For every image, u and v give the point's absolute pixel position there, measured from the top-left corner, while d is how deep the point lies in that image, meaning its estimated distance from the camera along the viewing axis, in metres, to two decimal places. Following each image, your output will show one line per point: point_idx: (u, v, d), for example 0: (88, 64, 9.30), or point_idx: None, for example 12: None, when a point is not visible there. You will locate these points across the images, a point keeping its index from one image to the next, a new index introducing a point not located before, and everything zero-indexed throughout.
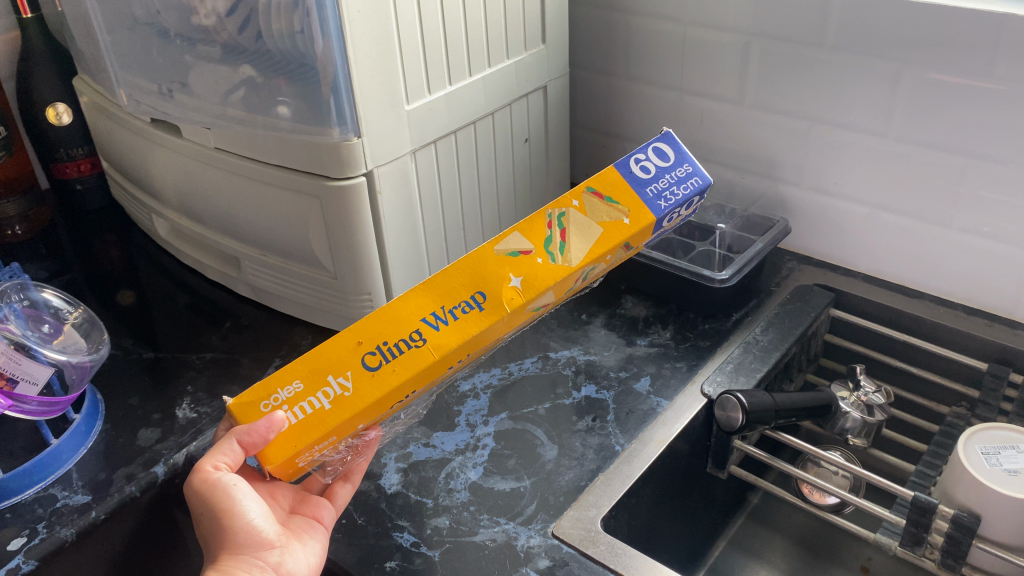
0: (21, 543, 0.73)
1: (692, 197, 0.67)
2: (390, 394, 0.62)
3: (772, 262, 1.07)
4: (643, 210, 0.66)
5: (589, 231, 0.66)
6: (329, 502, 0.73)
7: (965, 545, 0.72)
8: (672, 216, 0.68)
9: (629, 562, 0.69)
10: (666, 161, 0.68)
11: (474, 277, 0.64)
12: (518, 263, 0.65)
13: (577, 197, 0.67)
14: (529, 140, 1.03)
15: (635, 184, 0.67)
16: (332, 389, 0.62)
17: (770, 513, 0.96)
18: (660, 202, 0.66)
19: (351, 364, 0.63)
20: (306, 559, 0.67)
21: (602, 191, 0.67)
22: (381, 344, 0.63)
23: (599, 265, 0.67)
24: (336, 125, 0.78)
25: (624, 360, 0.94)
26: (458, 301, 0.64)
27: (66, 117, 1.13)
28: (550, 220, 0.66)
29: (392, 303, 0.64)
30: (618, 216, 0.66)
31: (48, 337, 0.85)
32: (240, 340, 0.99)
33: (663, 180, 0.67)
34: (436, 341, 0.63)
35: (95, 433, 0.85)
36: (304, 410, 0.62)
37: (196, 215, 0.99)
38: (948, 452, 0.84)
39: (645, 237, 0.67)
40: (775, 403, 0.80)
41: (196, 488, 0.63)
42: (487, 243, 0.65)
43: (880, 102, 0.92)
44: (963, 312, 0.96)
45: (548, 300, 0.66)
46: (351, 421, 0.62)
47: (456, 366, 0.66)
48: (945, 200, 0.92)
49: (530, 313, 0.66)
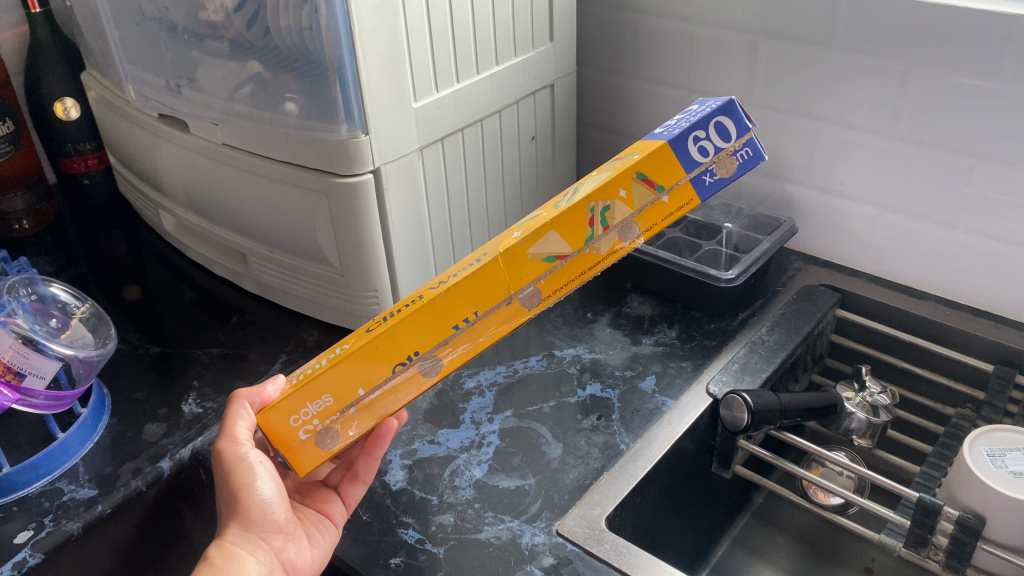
0: (27, 536, 0.73)
1: (710, 115, 0.64)
2: (382, 345, 0.62)
3: (778, 262, 1.07)
4: (653, 142, 0.64)
5: (597, 176, 0.65)
6: (338, 498, 0.73)
7: (971, 547, 0.72)
8: (699, 142, 0.64)
9: (633, 561, 0.69)
10: (692, 109, 0.68)
11: (484, 246, 0.65)
12: (526, 221, 0.65)
13: (596, 165, 0.67)
14: (536, 137, 1.03)
15: (650, 132, 0.67)
16: (331, 351, 0.64)
17: (773, 512, 0.96)
18: (675, 130, 0.64)
19: (353, 331, 0.64)
20: (308, 553, 0.68)
21: (621, 150, 0.67)
22: (384, 312, 0.65)
23: (614, 205, 0.64)
24: (343, 121, 0.78)
25: (629, 359, 0.94)
26: (462, 263, 0.64)
27: (74, 112, 1.14)
28: (567, 188, 0.67)
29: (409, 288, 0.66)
30: (626, 157, 0.65)
31: (55, 332, 0.85)
32: (246, 336, 0.99)
33: (685, 118, 0.66)
34: (432, 290, 0.63)
35: (102, 427, 0.85)
36: (304, 371, 0.64)
37: (203, 210, 0.99)
38: (953, 454, 0.84)
39: (670, 171, 0.64)
40: (780, 403, 0.80)
41: (224, 456, 0.64)
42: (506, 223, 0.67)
43: (886, 103, 0.92)
44: (970, 313, 0.96)
45: (561, 250, 0.63)
46: (342, 377, 0.62)
47: (465, 327, 0.63)
48: (952, 201, 0.92)
49: (539, 264, 0.63)
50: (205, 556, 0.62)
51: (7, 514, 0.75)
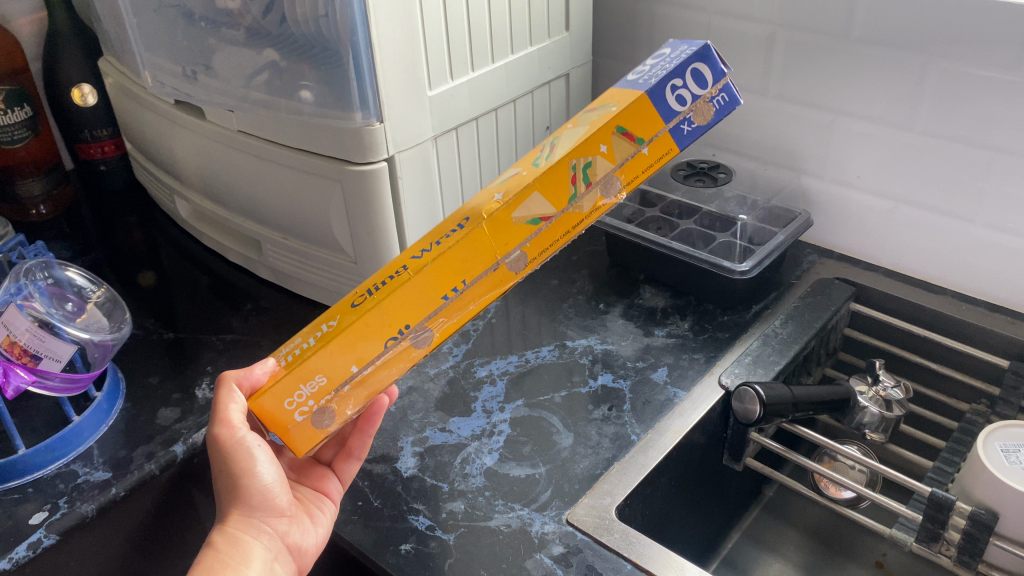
0: (42, 517, 0.74)
1: (687, 62, 0.61)
2: (372, 321, 0.62)
3: (793, 255, 1.07)
4: (630, 93, 0.62)
5: (575, 132, 0.63)
6: (334, 475, 0.74)
7: (982, 543, 0.72)
8: (677, 91, 0.62)
9: (643, 551, 0.69)
10: (666, 55, 0.65)
11: (463, 210, 0.64)
12: (504, 183, 0.63)
13: (572, 118, 0.65)
14: (551, 127, 1.03)
15: (625, 81, 0.64)
16: (321, 329, 0.64)
17: (784, 506, 0.96)
18: (652, 80, 0.61)
19: (340, 308, 0.65)
20: (313, 533, 0.69)
21: (595, 103, 0.64)
22: (370, 285, 0.64)
23: (595, 161, 0.62)
24: (358, 110, 0.78)
25: (641, 350, 0.93)
26: (445, 230, 0.63)
27: (91, 98, 1.14)
28: (542, 145, 0.65)
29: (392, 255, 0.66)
30: (605, 109, 0.62)
31: (71, 315, 0.85)
32: (260, 322, 0.99)
33: (660, 65, 0.63)
34: (418, 261, 0.62)
35: (116, 411, 0.86)
36: (297, 353, 0.64)
37: (217, 196, 0.99)
38: (966, 449, 0.84)
39: (649, 122, 0.62)
40: (793, 396, 0.80)
41: (220, 441, 0.64)
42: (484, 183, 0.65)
43: (904, 96, 0.91)
44: (986, 309, 0.95)
45: (545, 212, 0.62)
46: (334, 356, 0.62)
47: (455, 296, 0.62)
48: (970, 195, 0.91)
49: (524, 227, 0.62)
50: (209, 542, 0.63)
51: (22, 495, 0.76)
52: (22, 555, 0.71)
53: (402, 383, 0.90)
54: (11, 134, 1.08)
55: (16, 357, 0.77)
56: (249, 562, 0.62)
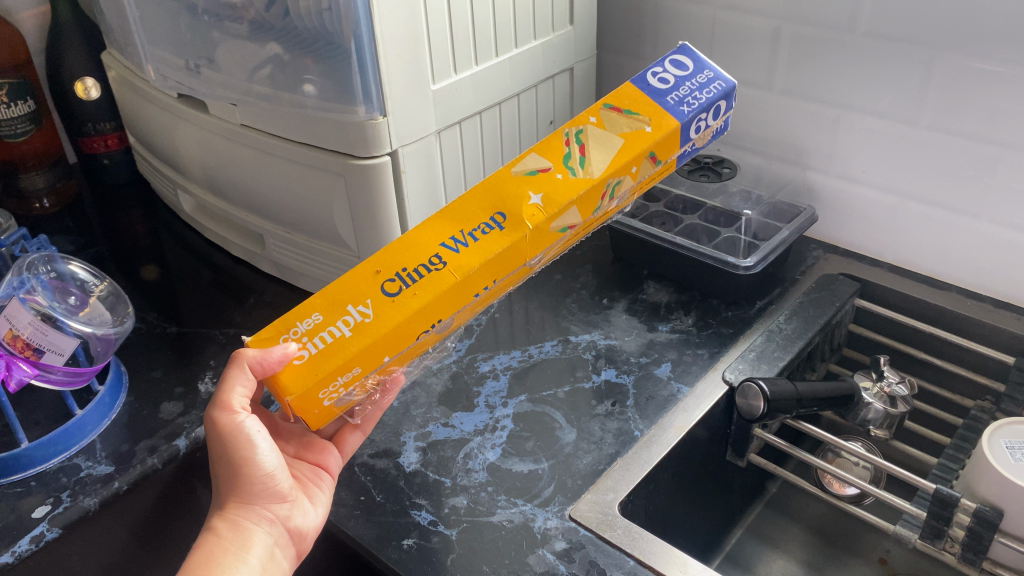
0: (45, 511, 0.74)
1: (717, 100, 0.68)
2: (413, 320, 0.60)
3: (798, 250, 1.06)
4: (665, 116, 0.66)
5: (609, 142, 0.66)
6: (336, 449, 0.74)
7: (987, 540, 0.71)
8: (699, 123, 0.68)
9: (646, 547, 0.69)
10: (681, 73, 0.70)
11: (493, 201, 0.64)
12: (538, 181, 0.64)
13: (595, 115, 0.67)
14: (555, 122, 1.02)
15: (652, 93, 0.68)
16: (352, 316, 0.60)
17: (788, 502, 0.96)
18: (687, 109, 0.67)
19: (370, 292, 0.61)
20: (313, 513, 0.69)
21: (619, 106, 0.67)
22: (401, 271, 0.61)
23: (624, 180, 0.66)
24: (362, 103, 0.78)
25: (645, 345, 0.93)
26: (477, 224, 0.63)
27: (94, 92, 1.14)
28: (568, 138, 0.66)
29: (412, 233, 0.63)
30: (639, 125, 0.66)
31: (74, 309, 0.85)
32: (263, 316, 0.99)
33: (682, 88, 0.69)
34: (461, 259, 0.61)
35: (119, 405, 0.86)
36: (323, 341, 0.60)
37: (221, 189, 0.99)
38: (971, 446, 0.84)
39: (672, 148, 0.67)
40: (796, 392, 0.79)
41: (220, 426, 0.63)
42: (505, 166, 0.65)
43: (911, 91, 0.91)
44: (992, 305, 0.94)
45: (574, 221, 0.65)
46: (371, 352, 0.60)
47: (483, 295, 0.63)
48: (976, 191, 0.91)
49: (553, 234, 0.64)
50: (209, 529, 0.63)
51: (25, 489, 0.76)
52: (25, 549, 0.71)
53: None
54: (15, 128, 1.08)
55: (19, 350, 0.77)
56: (249, 549, 0.63)
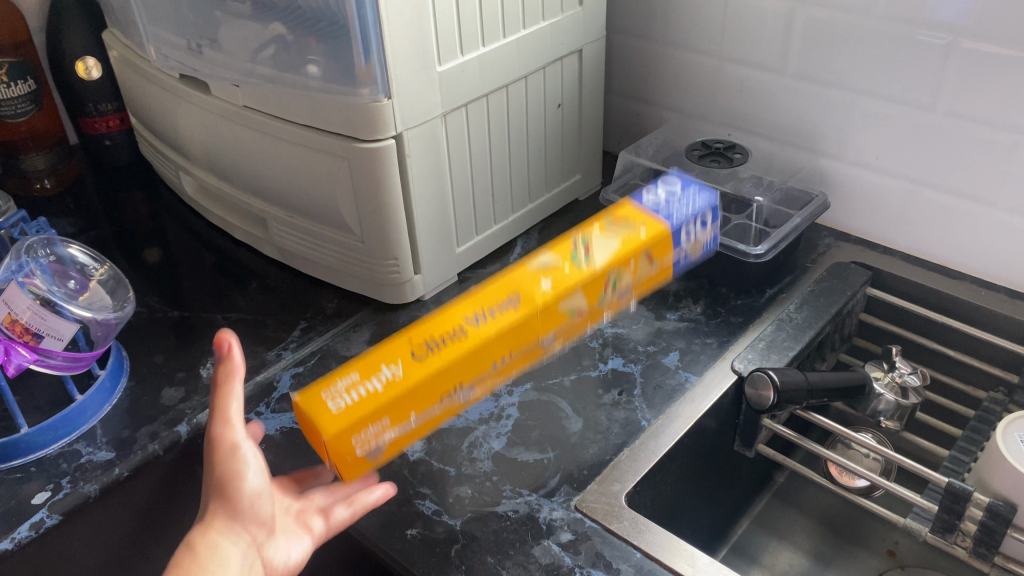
0: (45, 497, 0.73)
1: (703, 213, 0.84)
2: (437, 377, 0.65)
3: (808, 238, 1.04)
4: (658, 223, 0.80)
5: (610, 245, 0.76)
6: (330, 489, 0.68)
7: (999, 535, 0.71)
8: (688, 232, 0.84)
9: (653, 539, 0.68)
10: (675, 185, 0.85)
11: (508, 284, 0.71)
12: (549, 271, 0.73)
13: (597, 223, 0.78)
14: (562, 105, 1.00)
15: (647, 207, 0.81)
16: (386, 373, 0.64)
17: (795, 493, 0.95)
18: (678, 218, 0.82)
19: (401, 353, 0.65)
20: (297, 550, 0.63)
21: (620, 218, 0.79)
22: (427, 340, 0.66)
23: (624, 277, 0.77)
24: (366, 85, 0.76)
25: (652, 333, 0.92)
26: (495, 301, 0.70)
27: (95, 72, 1.13)
28: (575, 242, 0.76)
29: (435, 313, 0.69)
30: (635, 231, 0.78)
31: (73, 294, 0.84)
32: (266, 301, 0.98)
33: (675, 199, 0.84)
34: (478, 335, 0.68)
35: (120, 389, 0.85)
36: (360, 395, 0.63)
37: (223, 172, 0.98)
38: (984, 439, 0.82)
39: (665, 250, 0.81)
40: (807, 382, 0.78)
41: (217, 436, 0.58)
42: (519, 261, 0.73)
43: (927, 77, 0.89)
44: (1006, 295, 0.93)
45: (581, 306, 0.75)
46: (407, 402, 0.64)
47: (497, 338, 0.69)
48: (993, 178, 0.89)
49: (563, 315, 0.74)
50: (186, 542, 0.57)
51: (25, 474, 0.75)
52: (24, 535, 0.70)
53: None
54: (15, 108, 1.07)
55: (18, 335, 0.76)
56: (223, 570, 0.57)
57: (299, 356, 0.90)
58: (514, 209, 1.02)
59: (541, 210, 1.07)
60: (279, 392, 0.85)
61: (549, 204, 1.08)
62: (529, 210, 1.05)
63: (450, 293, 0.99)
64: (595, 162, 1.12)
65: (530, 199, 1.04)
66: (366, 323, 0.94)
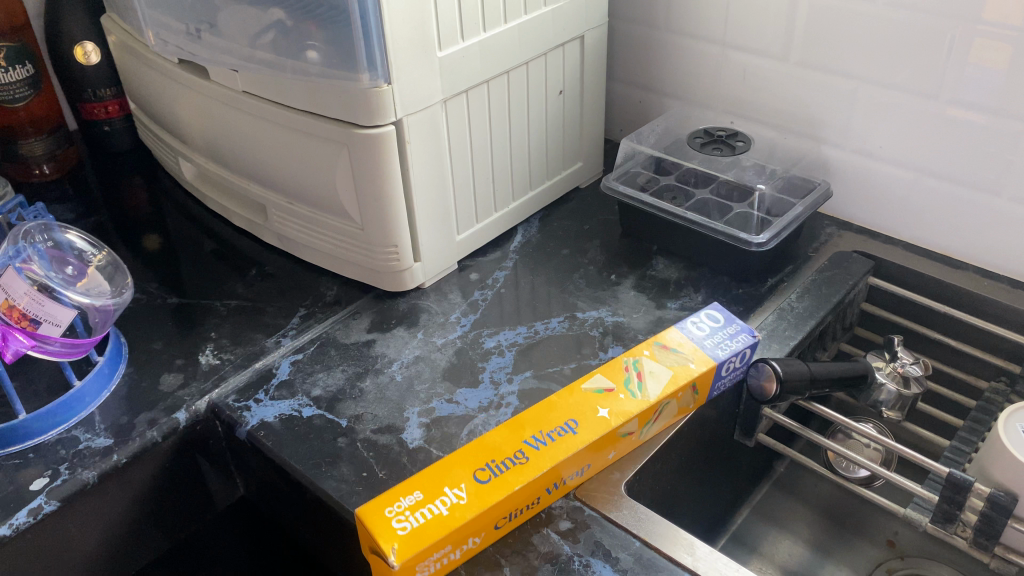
0: (43, 483, 0.73)
1: (744, 348, 0.78)
2: (500, 500, 0.64)
3: (810, 226, 1.04)
4: (705, 358, 0.76)
5: (661, 374, 0.75)
6: None
7: (1000, 525, 0.70)
8: (731, 365, 0.78)
9: (652, 528, 0.68)
10: (738, 364, 0.79)
11: (567, 412, 0.72)
12: (603, 399, 0.73)
13: (647, 349, 0.78)
14: (564, 92, 1.00)
15: (690, 337, 0.79)
16: (448, 497, 0.64)
17: (796, 482, 0.94)
18: (716, 394, 0.79)
19: (465, 478, 0.66)
20: None
21: (667, 344, 0.78)
22: (490, 462, 0.67)
23: (671, 403, 0.74)
24: (366, 71, 0.76)
25: (653, 322, 0.91)
26: (554, 427, 0.70)
27: (94, 57, 1.12)
28: (626, 366, 0.76)
29: (493, 436, 0.70)
30: (683, 362, 0.76)
31: (71, 280, 0.83)
32: (265, 288, 0.97)
33: (727, 376, 0.79)
34: (545, 503, 0.69)
35: (118, 376, 0.85)
36: (443, 563, 0.63)
37: (222, 158, 0.97)
38: (986, 428, 0.83)
39: (708, 382, 0.76)
40: (810, 372, 0.78)
41: None
42: (575, 385, 0.74)
43: (933, 65, 0.88)
44: (1009, 285, 0.92)
45: (630, 433, 0.72)
46: (477, 515, 0.63)
47: (555, 489, 0.69)
48: (998, 168, 0.89)
49: (615, 442, 0.71)
50: None
51: (23, 460, 0.75)
52: (23, 521, 0.70)
53: (408, 353, 0.88)
54: (14, 93, 1.06)
55: (15, 321, 0.75)
56: None
57: (298, 343, 0.90)
58: (515, 196, 1.02)
59: (542, 198, 1.06)
60: (278, 379, 0.85)
61: (550, 192, 1.07)
62: (530, 198, 1.04)
63: (450, 280, 0.98)
64: (597, 150, 1.11)
65: (531, 186, 1.03)
66: (366, 310, 0.94)
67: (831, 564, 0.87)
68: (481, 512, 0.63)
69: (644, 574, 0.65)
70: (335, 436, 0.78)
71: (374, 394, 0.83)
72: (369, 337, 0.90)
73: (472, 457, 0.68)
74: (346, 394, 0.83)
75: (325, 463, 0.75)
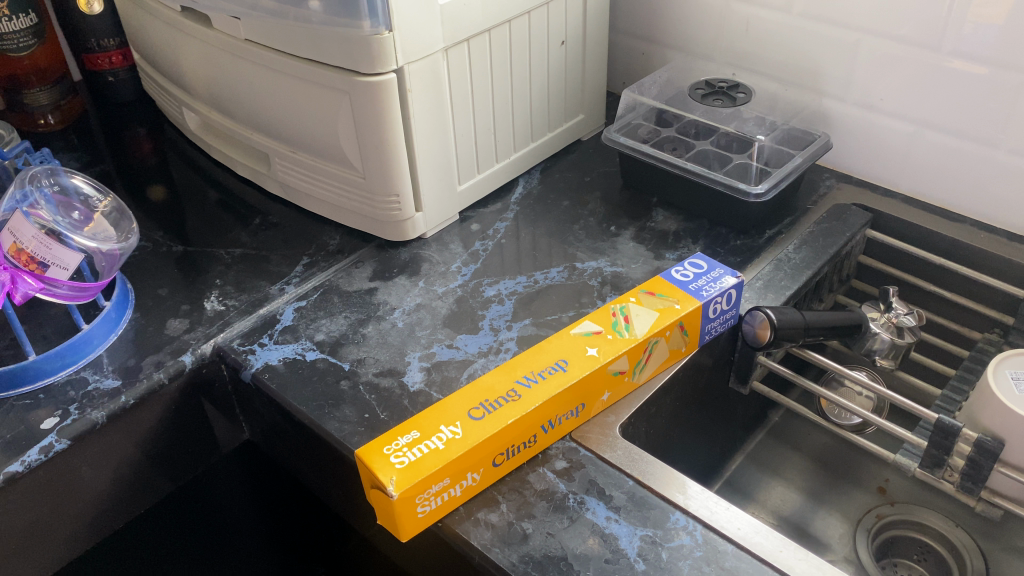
0: (54, 423, 0.75)
1: (728, 289, 0.79)
2: (494, 434, 0.66)
3: (810, 179, 1.04)
4: (690, 298, 0.78)
5: (647, 315, 0.76)
6: None
7: (986, 469, 0.72)
8: (717, 305, 0.79)
9: (645, 468, 0.70)
10: (726, 306, 0.80)
11: (557, 354, 0.73)
12: (592, 340, 0.74)
13: (634, 296, 0.79)
14: (566, 42, 1.00)
15: (676, 282, 0.80)
16: (444, 433, 0.66)
17: (790, 430, 0.96)
18: (708, 338, 0.81)
19: (459, 416, 0.68)
20: None
21: (654, 291, 0.79)
22: (484, 402, 0.69)
23: (660, 342, 0.75)
24: (367, 18, 0.76)
25: (651, 272, 0.92)
26: (545, 367, 0.72)
27: (96, 6, 1.12)
28: (614, 311, 0.77)
29: (485, 381, 0.71)
30: (670, 304, 0.77)
31: (79, 224, 0.84)
32: (268, 237, 0.99)
33: (717, 319, 0.80)
34: (541, 442, 0.71)
35: (126, 320, 0.86)
36: (443, 499, 0.65)
37: (226, 108, 0.98)
38: (975, 377, 0.85)
39: (696, 321, 0.78)
40: (804, 321, 0.79)
41: None
42: (564, 329, 0.76)
43: (937, 17, 0.88)
44: (1006, 238, 0.93)
45: (622, 372, 0.74)
46: (472, 449, 0.65)
47: (550, 429, 0.71)
48: (997, 121, 0.89)
49: (607, 380, 0.73)
50: None
51: (34, 401, 0.77)
52: (35, 458, 0.72)
53: (410, 301, 0.89)
54: (18, 42, 1.06)
55: (23, 264, 0.77)
56: None
57: (302, 290, 0.91)
58: (516, 148, 1.02)
59: (543, 150, 1.07)
60: (282, 325, 0.87)
61: (551, 144, 1.08)
62: (531, 149, 1.05)
63: (452, 231, 0.99)
64: (599, 102, 1.11)
65: (532, 138, 1.04)
66: (369, 259, 0.95)
67: (823, 509, 0.89)
68: (475, 445, 0.65)
69: (637, 512, 0.67)
70: (339, 378, 0.80)
71: (376, 339, 0.85)
72: (371, 286, 0.92)
73: (467, 398, 0.70)
74: (348, 340, 0.85)
75: (328, 404, 0.77)
